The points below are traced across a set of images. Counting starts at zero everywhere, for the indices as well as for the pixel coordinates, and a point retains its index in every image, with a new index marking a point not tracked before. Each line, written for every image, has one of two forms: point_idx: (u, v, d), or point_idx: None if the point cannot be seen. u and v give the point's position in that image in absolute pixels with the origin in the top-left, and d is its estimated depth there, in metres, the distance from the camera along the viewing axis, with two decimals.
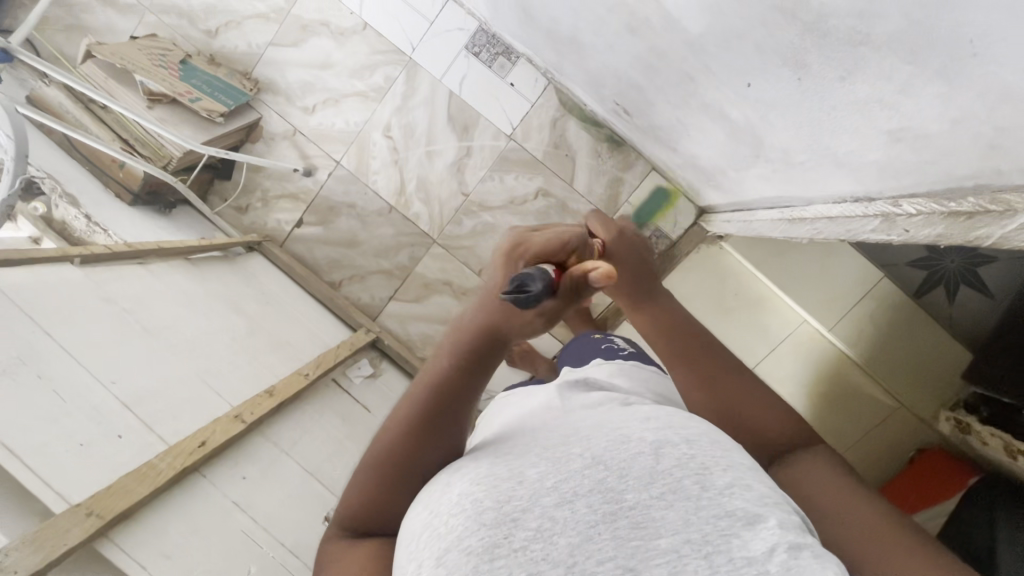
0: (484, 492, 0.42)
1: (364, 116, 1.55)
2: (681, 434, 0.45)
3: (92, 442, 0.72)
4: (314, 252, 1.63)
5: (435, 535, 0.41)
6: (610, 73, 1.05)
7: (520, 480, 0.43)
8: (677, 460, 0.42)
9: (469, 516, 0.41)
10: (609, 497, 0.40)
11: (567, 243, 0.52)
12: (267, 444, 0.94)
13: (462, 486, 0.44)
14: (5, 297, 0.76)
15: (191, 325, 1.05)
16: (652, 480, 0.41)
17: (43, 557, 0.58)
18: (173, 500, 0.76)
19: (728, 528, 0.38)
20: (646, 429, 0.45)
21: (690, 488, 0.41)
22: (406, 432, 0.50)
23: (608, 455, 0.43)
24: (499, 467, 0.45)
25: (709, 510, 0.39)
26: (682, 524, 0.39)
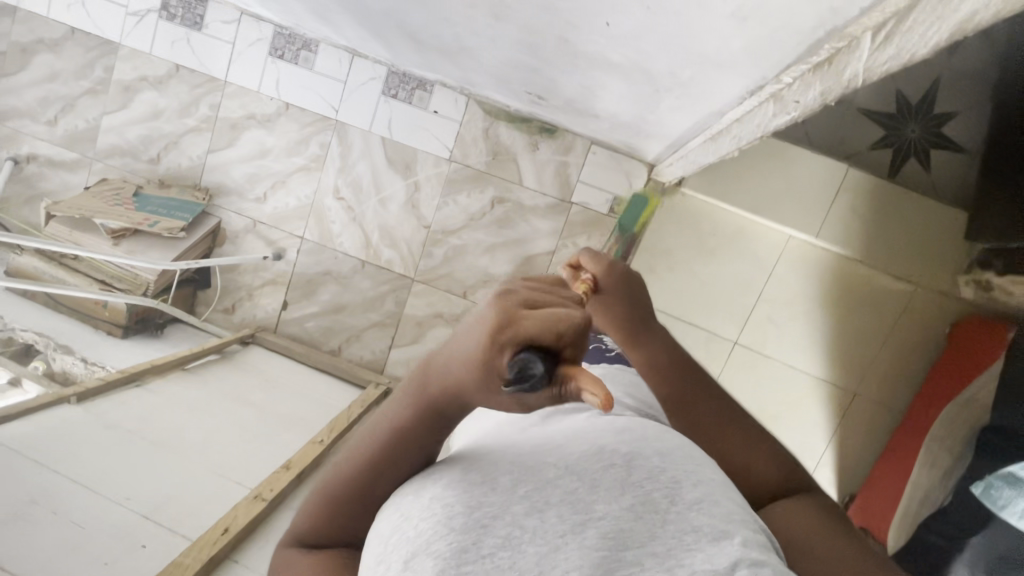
0: (456, 496, 0.41)
1: (312, 187, 1.61)
2: (655, 446, 0.45)
3: (117, 558, 0.74)
4: (307, 328, 1.67)
5: (404, 541, 0.40)
6: (506, 66, 1.08)
7: (494, 486, 0.42)
8: (648, 473, 0.43)
9: (439, 520, 0.39)
10: (577, 508, 0.40)
11: (556, 327, 0.32)
12: (296, 515, 0.95)
13: (434, 490, 0.42)
14: (11, 451, 0.80)
15: (197, 426, 1.07)
16: (623, 492, 0.41)
17: None
18: None
19: (694, 543, 0.39)
20: (618, 440, 0.46)
21: (658, 502, 0.41)
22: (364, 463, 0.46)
23: (580, 466, 0.43)
24: (472, 470, 0.44)
25: (678, 526, 0.40)
26: (649, 538, 0.39)
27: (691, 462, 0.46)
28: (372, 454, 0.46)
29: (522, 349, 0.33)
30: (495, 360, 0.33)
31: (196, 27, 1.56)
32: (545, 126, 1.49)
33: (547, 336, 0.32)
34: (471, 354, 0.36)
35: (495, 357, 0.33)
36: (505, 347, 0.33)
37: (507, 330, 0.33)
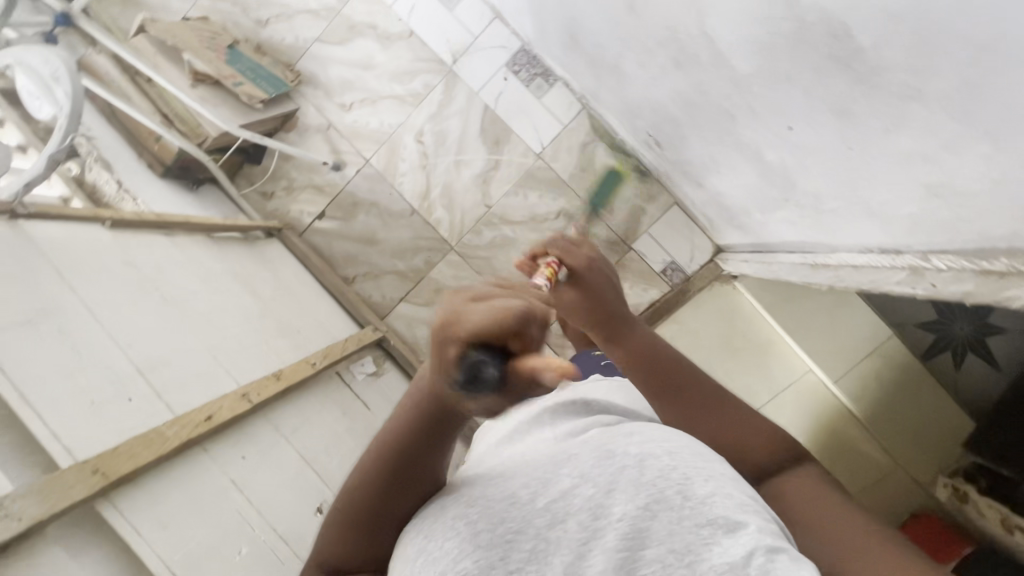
0: (478, 513, 0.42)
1: (399, 119, 1.59)
2: (665, 446, 0.45)
3: (102, 401, 0.72)
4: (331, 246, 1.64)
5: (430, 559, 0.41)
6: (647, 104, 1.07)
7: (514, 501, 0.43)
8: (660, 470, 0.43)
9: (464, 539, 0.41)
10: (597, 515, 0.41)
11: (505, 322, 0.37)
12: (269, 428, 0.94)
13: (457, 509, 0.43)
14: (39, 251, 0.78)
15: (206, 300, 1.05)
16: (638, 491, 0.42)
17: (44, 510, 0.55)
18: (172, 470, 0.73)
19: (710, 536, 0.39)
20: (629, 442, 0.46)
21: (672, 498, 0.41)
22: (369, 487, 0.47)
23: (596, 472, 0.43)
24: (493, 486, 0.45)
25: (692, 520, 0.40)
26: (668, 535, 0.40)
27: (699, 459, 0.45)
28: (372, 490, 0.46)
29: (471, 346, 0.37)
30: (446, 357, 0.38)
31: None
32: (640, 167, 1.49)
33: (495, 333, 0.37)
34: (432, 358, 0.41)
35: (446, 354, 0.38)
36: (454, 342, 0.38)
37: (449, 334, 0.38)
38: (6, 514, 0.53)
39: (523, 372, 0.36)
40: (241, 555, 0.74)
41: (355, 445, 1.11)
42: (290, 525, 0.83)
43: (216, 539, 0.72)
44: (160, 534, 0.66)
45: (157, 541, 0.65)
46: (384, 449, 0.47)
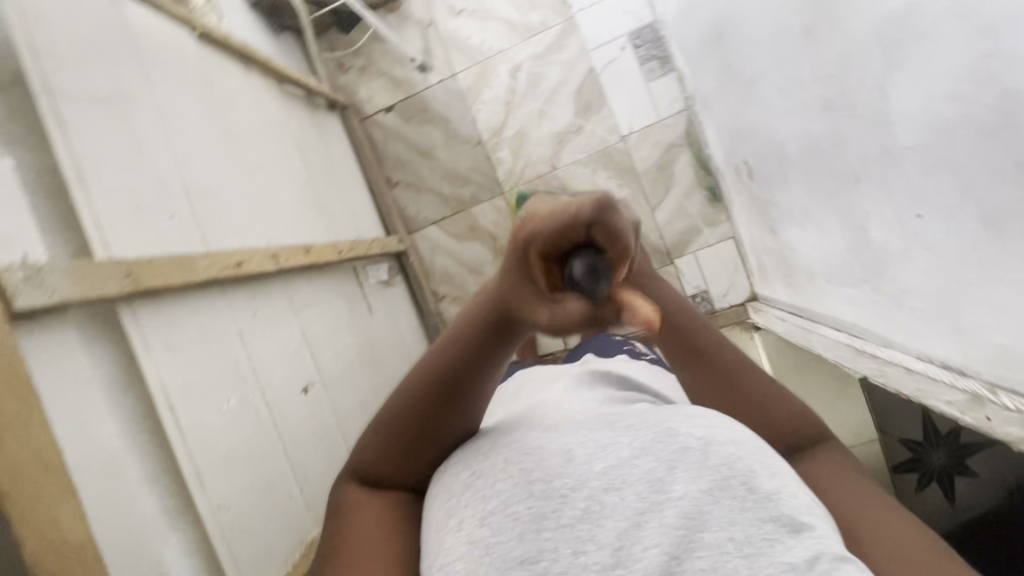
0: (532, 463, 0.45)
1: (501, 44, 1.49)
2: (729, 435, 0.45)
3: (148, 208, 0.69)
4: (386, 143, 1.57)
5: (484, 499, 0.45)
6: (764, 133, 1.02)
7: (570, 458, 0.45)
8: (723, 458, 0.42)
9: (518, 484, 0.44)
10: (656, 489, 0.41)
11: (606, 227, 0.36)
12: (283, 295, 0.92)
13: (510, 454, 0.47)
14: (129, 36, 0.75)
15: (258, 150, 1.01)
16: (701, 474, 0.41)
17: (77, 291, 0.53)
18: (193, 302, 0.71)
19: (770, 532, 0.38)
20: (691, 425, 0.45)
21: (735, 488, 0.40)
22: (424, 387, 0.51)
23: (657, 447, 0.44)
24: (546, 441, 0.47)
25: (753, 512, 0.39)
26: (727, 522, 0.39)
27: (761, 456, 0.43)
28: (422, 389, 0.51)
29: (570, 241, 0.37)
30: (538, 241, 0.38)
31: None
32: (715, 190, 1.43)
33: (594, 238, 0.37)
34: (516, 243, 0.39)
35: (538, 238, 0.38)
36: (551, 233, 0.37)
37: (538, 221, 0.37)
38: (42, 282, 0.49)
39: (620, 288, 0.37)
40: (231, 406, 0.72)
41: (351, 343, 1.11)
42: (277, 395, 0.82)
43: (213, 381, 0.70)
44: (167, 359, 0.64)
45: (163, 365, 0.63)
46: (438, 351, 0.50)
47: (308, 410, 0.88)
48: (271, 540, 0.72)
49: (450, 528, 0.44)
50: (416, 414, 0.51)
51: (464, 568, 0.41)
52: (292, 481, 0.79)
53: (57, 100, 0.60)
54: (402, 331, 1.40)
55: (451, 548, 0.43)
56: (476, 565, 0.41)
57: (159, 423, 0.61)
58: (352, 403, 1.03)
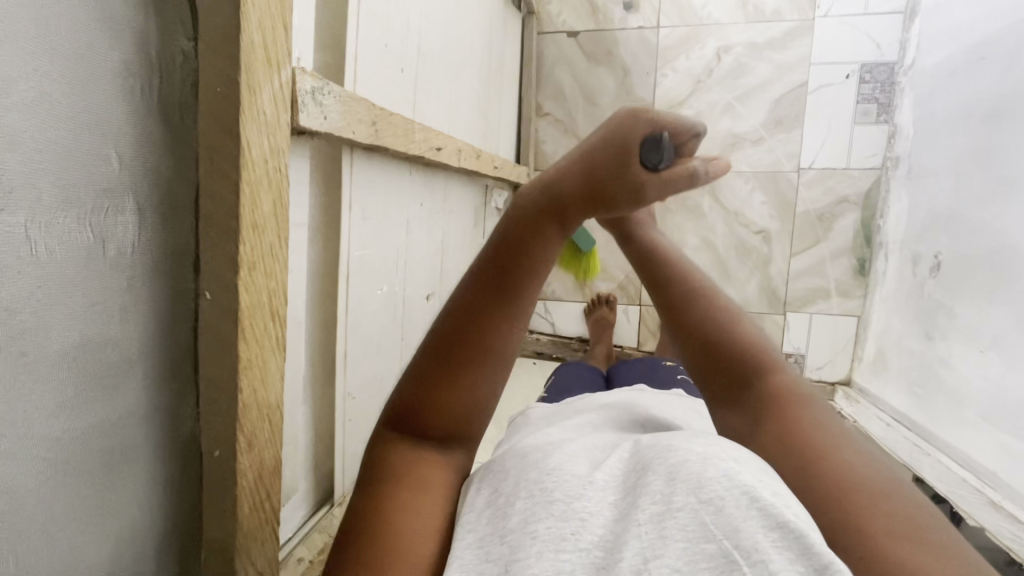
0: (552, 481, 0.33)
1: (723, 16, 1.33)
2: (726, 449, 0.32)
3: (390, 52, 0.60)
4: (554, 68, 1.43)
5: (491, 517, 0.33)
6: (993, 240, 0.91)
7: (588, 481, 0.33)
8: (725, 469, 0.30)
9: (518, 497, 0.33)
10: (659, 500, 0.30)
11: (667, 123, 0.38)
12: (442, 193, 0.84)
13: (528, 472, 0.35)
14: None
15: (468, 26, 0.89)
16: (695, 484, 0.29)
17: (340, 124, 0.45)
18: (390, 172, 0.63)
19: (778, 541, 0.27)
20: (693, 441, 0.33)
21: (732, 493, 0.29)
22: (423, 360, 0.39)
23: (657, 462, 0.32)
24: (565, 459, 0.35)
25: (756, 519, 0.27)
26: (728, 529, 0.27)
27: (762, 473, 0.31)
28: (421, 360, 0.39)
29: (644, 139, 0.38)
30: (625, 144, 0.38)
31: None
32: (865, 264, 1.32)
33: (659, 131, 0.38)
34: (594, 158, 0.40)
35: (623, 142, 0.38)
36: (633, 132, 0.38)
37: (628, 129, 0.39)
38: (323, 103, 0.42)
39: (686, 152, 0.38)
40: (382, 293, 0.66)
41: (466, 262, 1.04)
42: (411, 293, 0.76)
43: (379, 263, 0.64)
44: (358, 225, 0.57)
45: (355, 227, 0.56)
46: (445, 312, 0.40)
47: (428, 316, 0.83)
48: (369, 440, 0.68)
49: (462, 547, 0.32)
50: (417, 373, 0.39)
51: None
52: None
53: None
54: None
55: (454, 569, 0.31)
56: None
57: (332, 287, 0.55)
58: None
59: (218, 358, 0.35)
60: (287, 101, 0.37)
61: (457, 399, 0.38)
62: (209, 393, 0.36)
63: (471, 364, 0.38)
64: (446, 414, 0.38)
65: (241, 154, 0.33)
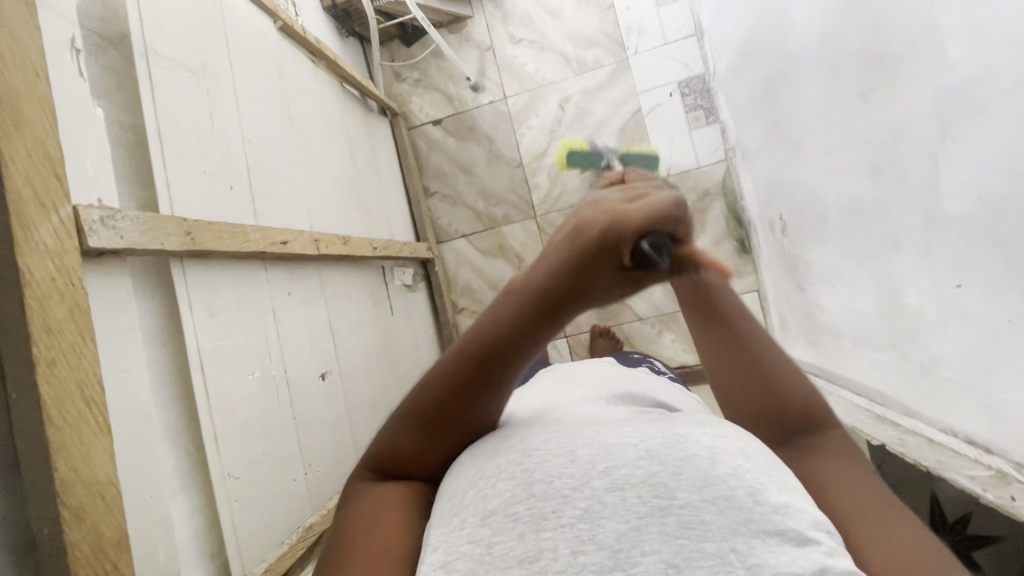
0: (534, 462, 0.36)
1: (555, 76, 1.54)
2: (740, 447, 0.36)
3: (211, 176, 0.71)
4: (430, 153, 1.60)
5: (470, 496, 0.37)
6: (806, 192, 1.04)
7: (572, 459, 0.35)
8: (734, 470, 0.34)
9: (517, 484, 0.35)
10: (660, 494, 0.32)
11: (660, 199, 0.35)
12: (316, 280, 0.94)
13: (511, 453, 0.38)
14: (220, 17, 0.80)
15: (314, 140, 1.05)
16: (706, 481, 0.33)
17: (144, 241, 0.55)
18: (236, 272, 0.73)
19: (774, 544, 0.30)
20: (702, 432, 0.37)
21: (742, 499, 0.32)
22: (417, 419, 0.44)
23: (663, 452, 0.35)
24: (547, 439, 0.38)
25: (759, 526, 0.31)
26: (731, 532, 0.31)
27: (770, 472, 0.35)
28: (417, 419, 0.44)
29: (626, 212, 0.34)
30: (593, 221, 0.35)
31: None
32: (744, 242, 1.44)
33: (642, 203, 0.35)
34: (567, 235, 0.37)
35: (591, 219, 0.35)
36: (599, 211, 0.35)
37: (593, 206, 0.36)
38: (116, 227, 0.52)
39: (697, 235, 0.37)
40: (254, 377, 0.73)
41: (370, 338, 1.12)
42: (297, 374, 0.83)
43: (241, 350, 0.71)
44: (204, 321, 0.66)
45: (201, 323, 0.65)
46: (431, 381, 0.43)
47: (324, 394, 0.89)
48: (273, 518, 0.72)
49: (447, 530, 0.35)
50: (417, 425, 0.44)
51: (462, 569, 0.33)
52: (297, 463, 0.79)
53: (149, 60, 0.64)
54: (418, 336, 1.41)
55: (450, 546, 0.34)
56: (476, 564, 0.32)
57: (187, 381, 0.62)
58: (363, 397, 1.03)
59: (34, 448, 0.42)
60: (72, 231, 0.47)
61: (437, 444, 0.44)
62: (30, 480, 0.42)
63: (465, 420, 0.43)
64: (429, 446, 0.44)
65: (25, 277, 0.42)
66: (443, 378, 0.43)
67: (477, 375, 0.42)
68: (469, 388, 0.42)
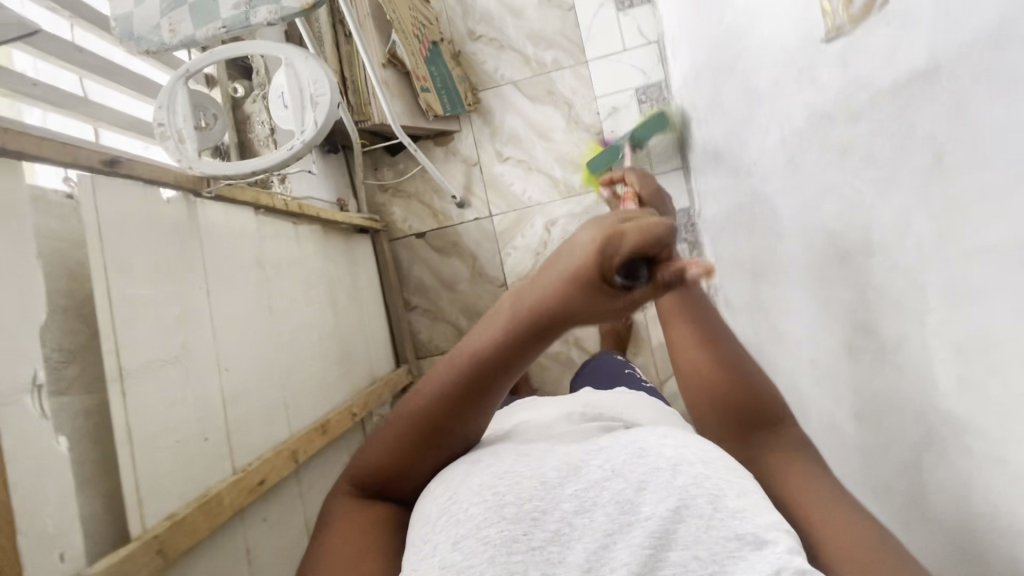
0: (505, 484, 0.37)
1: (542, 197, 1.52)
2: (701, 453, 0.38)
3: (186, 439, 0.67)
4: (412, 265, 1.56)
5: (443, 521, 0.36)
6: (786, 380, 1.06)
7: (542, 480, 0.37)
8: (694, 478, 0.35)
9: (488, 507, 0.35)
10: (624, 510, 0.34)
11: (647, 237, 0.35)
12: (294, 484, 0.90)
13: (483, 477, 0.38)
14: (199, 239, 0.75)
15: (296, 314, 1.00)
16: (670, 492, 0.35)
17: None
18: (212, 543, 0.69)
19: (735, 549, 0.33)
20: (664, 442, 0.38)
21: (701, 505, 0.34)
22: (409, 431, 0.46)
23: (627, 468, 0.37)
24: (518, 461, 0.39)
25: (719, 530, 0.33)
26: (694, 540, 0.33)
27: (734, 475, 0.37)
28: (410, 436, 0.46)
29: (616, 259, 0.35)
30: (589, 266, 0.36)
31: (619, 3, 1.47)
32: None
33: (641, 248, 0.35)
34: (561, 267, 0.38)
35: (584, 262, 0.36)
36: (601, 254, 0.36)
37: (594, 249, 0.36)
38: None
39: (672, 279, 0.36)
40: None
41: None
42: None
43: None
44: None
45: None
46: (423, 398, 0.45)
47: None
48: None
49: (422, 560, 0.35)
50: (410, 441, 0.46)
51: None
52: None
53: (125, 381, 0.59)
54: None
55: (421, 571, 0.34)
56: None
57: None
58: None
59: None
60: None
61: (422, 455, 0.47)
62: None
63: (456, 426, 0.45)
64: (413, 459, 0.47)
65: None
66: (435, 398, 0.45)
67: (469, 396, 0.44)
68: (461, 404, 0.44)
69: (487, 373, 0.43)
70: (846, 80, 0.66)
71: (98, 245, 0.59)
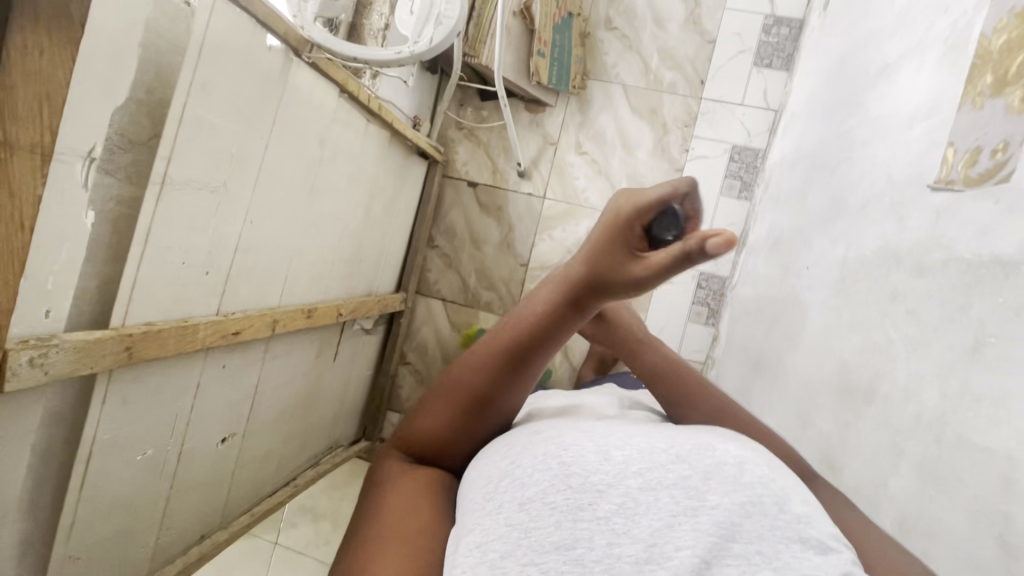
0: (571, 455, 0.38)
1: (598, 203, 1.52)
2: (768, 458, 0.38)
3: (190, 265, 0.70)
4: (452, 207, 1.58)
5: (506, 483, 0.39)
6: None
7: (606, 456, 0.38)
8: (761, 477, 0.36)
9: (555, 475, 0.37)
10: (690, 496, 0.36)
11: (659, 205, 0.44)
12: (262, 349, 0.93)
13: (549, 446, 0.40)
14: (280, 94, 0.76)
15: (332, 201, 1.03)
16: (735, 486, 0.35)
17: (74, 367, 0.56)
18: (172, 362, 0.72)
19: (799, 551, 0.33)
20: (729, 441, 0.39)
21: (766, 503, 0.34)
22: (467, 391, 0.49)
23: (692, 457, 0.38)
24: (583, 435, 0.41)
25: (782, 532, 0.33)
26: (757, 535, 0.33)
27: (792, 481, 0.37)
28: (463, 396, 0.49)
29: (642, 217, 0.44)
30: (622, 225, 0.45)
31: (758, 59, 1.44)
32: None
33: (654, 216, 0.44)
34: (598, 234, 0.47)
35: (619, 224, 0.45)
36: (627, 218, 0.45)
37: (621, 214, 0.45)
38: (44, 364, 0.53)
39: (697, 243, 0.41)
40: (142, 457, 0.73)
41: (296, 392, 1.12)
42: (194, 448, 0.83)
43: (143, 433, 0.72)
44: (114, 410, 0.66)
45: (106, 415, 0.65)
46: (485, 355, 0.49)
47: (215, 461, 0.89)
48: None
49: (483, 514, 0.38)
50: (461, 401, 0.49)
51: (499, 550, 0.36)
52: (154, 530, 0.81)
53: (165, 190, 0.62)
54: (350, 385, 1.41)
55: (489, 527, 0.37)
56: (513, 546, 0.35)
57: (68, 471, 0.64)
58: (260, 452, 1.04)
59: None
60: None
61: (474, 416, 0.49)
62: None
63: (506, 386, 0.49)
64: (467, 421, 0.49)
65: None
66: (490, 354, 0.49)
67: (519, 354, 0.49)
68: (512, 363, 0.49)
69: (539, 335, 0.48)
70: (931, 234, 0.65)
71: (193, 61, 0.61)
